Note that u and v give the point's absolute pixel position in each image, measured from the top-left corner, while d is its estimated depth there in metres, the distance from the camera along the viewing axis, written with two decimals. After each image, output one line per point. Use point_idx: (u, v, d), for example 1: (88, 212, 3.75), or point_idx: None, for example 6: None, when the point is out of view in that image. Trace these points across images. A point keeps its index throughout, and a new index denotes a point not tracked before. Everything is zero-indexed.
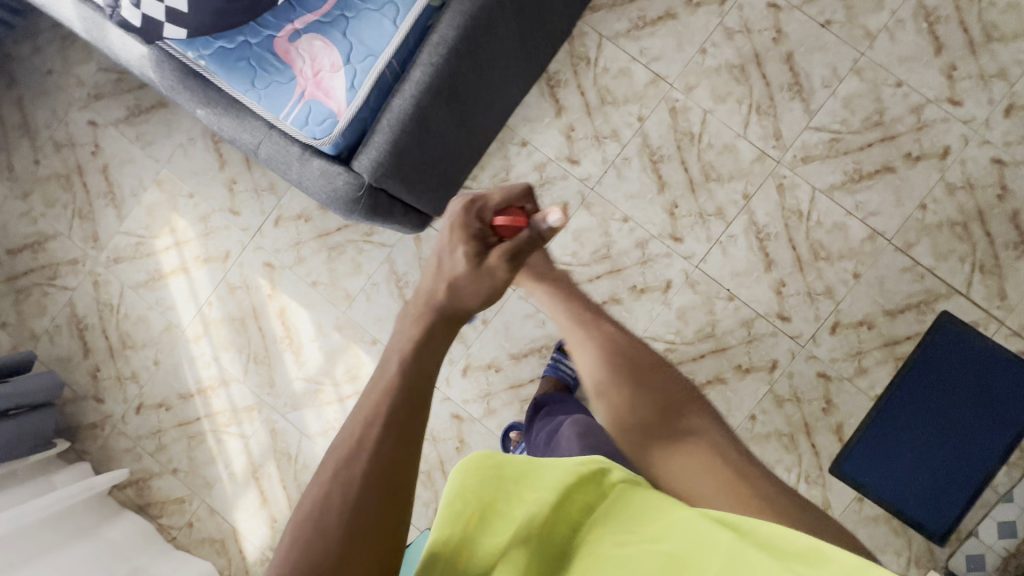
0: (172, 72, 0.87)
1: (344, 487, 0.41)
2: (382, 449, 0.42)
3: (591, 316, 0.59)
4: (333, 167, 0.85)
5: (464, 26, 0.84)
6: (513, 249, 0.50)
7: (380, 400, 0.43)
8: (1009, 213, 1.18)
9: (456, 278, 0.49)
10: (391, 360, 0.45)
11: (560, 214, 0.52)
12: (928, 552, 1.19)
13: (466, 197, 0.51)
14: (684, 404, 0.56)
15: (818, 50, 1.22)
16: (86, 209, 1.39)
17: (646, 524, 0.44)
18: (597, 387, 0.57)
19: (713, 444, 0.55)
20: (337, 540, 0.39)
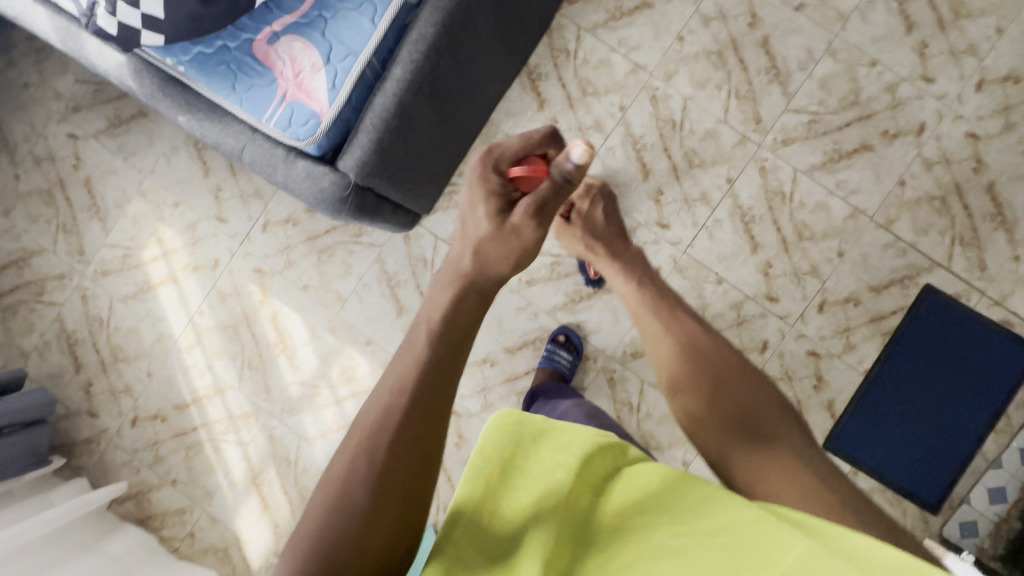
0: (152, 80, 0.86)
1: (368, 454, 0.45)
2: (408, 422, 0.46)
3: (675, 318, 0.66)
4: (319, 168, 0.85)
5: (444, 22, 0.85)
6: (533, 204, 0.54)
7: (407, 374, 0.47)
8: (985, 185, 1.21)
9: (480, 240, 0.54)
10: (420, 334, 0.49)
11: (583, 150, 0.56)
12: (923, 520, 1.22)
13: (482, 151, 0.58)
14: (762, 404, 0.60)
15: (793, 33, 1.24)
16: (70, 223, 1.38)
17: (694, 516, 0.46)
18: (674, 375, 0.63)
19: (791, 446, 0.57)
20: (367, 498, 0.44)
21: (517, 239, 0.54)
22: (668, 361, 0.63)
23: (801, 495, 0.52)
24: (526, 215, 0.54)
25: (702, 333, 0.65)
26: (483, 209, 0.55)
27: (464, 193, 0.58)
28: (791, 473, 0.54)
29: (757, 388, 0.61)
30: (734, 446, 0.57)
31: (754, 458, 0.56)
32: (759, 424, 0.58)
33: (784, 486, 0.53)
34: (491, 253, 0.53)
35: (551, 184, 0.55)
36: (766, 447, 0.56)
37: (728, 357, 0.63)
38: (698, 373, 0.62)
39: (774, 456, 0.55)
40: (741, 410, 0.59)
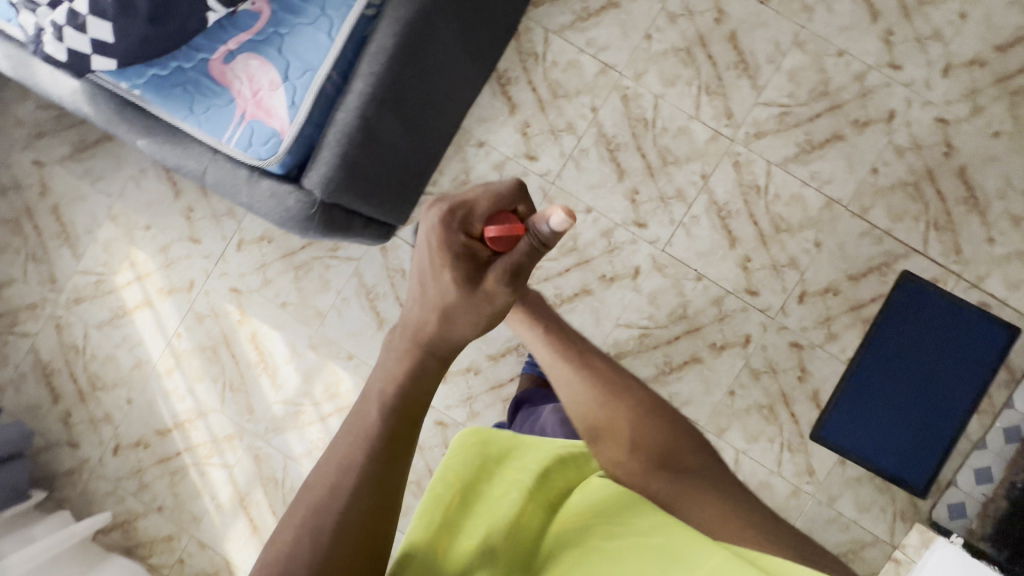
0: (108, 105, 0.85)
1: (312, 533, 0.48)
2: (355, 497, 0.49)
3: (587, 364, 0.71)
4: (284, 187, 0.84)
5: (402, 33, 0.83)
6: (506, 271, 0.51)
7: (355, 451, 0.50)
8: (957, 168, 1.21)
9: (448, 309, 0.52)
10: (373, 407, 0.51)
11: (563, 217, 0.47)
12: (912, 505, 1.23)
13: (449, 213, 0.51)
14: (676, 436, 0.66)
15: (759, 27, 1.24)
16: (40, 251, 1.35)
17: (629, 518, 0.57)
18: (594, 421, 0.66)
19: (706, 473, 0.63)
20: (308, 574, 0.46)
21: (489, 305, 0.52)
22: (588, 412, 0.67)
23: (726, 522, 0.57)
24: (499, 283, 0.51)
25: (616, 377, 0.70)
26: (450, 277, 0.51)
27: (422, 250, 0.53)
28: (715, 500, 0.60)
29: (670, 422, 0.67)
30: (661, 482, 0.62)
31: (681, 493, 0.60)
32: (678, 459, 0.64)
33: (713, 516, 0.58)
34: (460, 322, 0.52)
35: (527, 252, 0.50)
36: (688, 480, 0.62)
37: (641, 396, 0.68)
38: (618, 418, 0.66)
39: (697, 487, 0.61)
40: (658, 447, 0.64)
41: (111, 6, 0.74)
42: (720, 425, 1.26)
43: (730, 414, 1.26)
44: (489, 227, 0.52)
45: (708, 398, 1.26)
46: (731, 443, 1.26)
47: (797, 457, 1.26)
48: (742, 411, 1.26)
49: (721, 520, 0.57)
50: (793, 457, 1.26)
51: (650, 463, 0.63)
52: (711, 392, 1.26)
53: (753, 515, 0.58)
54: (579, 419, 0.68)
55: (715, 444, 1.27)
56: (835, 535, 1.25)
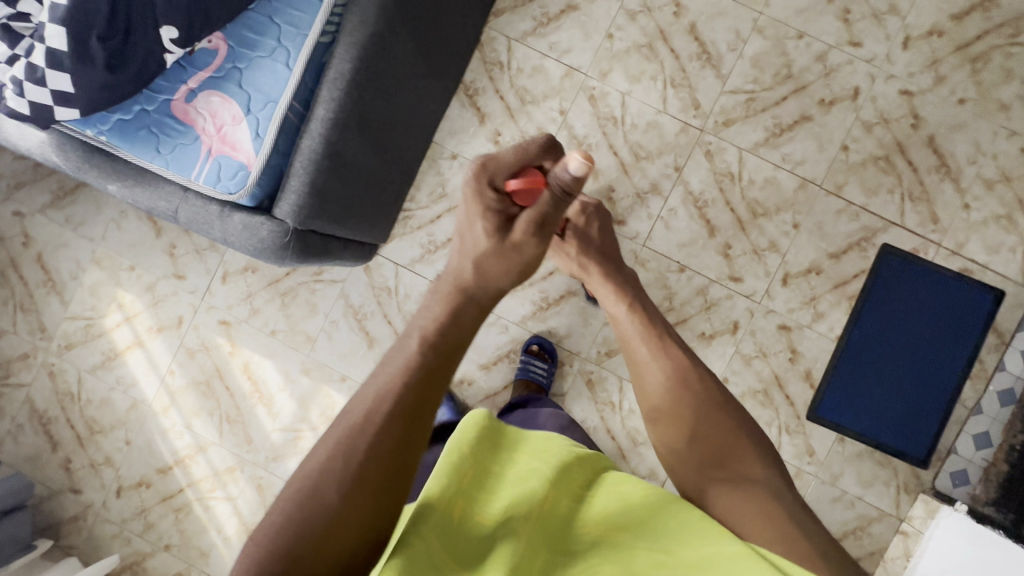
0: (75, 152, 0.86)
1: (345, 455, 0.49)
2: (390, 425, 0.50)
3: (666, 353, 0.76)
4: (255, 219, 0.85)
5: (360, 56, 0.84)
6: (530, 224, 0.55)
7: (396, 379, 0.52)
8: (926, 138, 1.22)
9: (480, 257, 0.57)
10: (415, 338, 0.54)
11: (581, 162, 0.51)
12: (914, 476, 1.24)
13: (477, 168, 0.57)
14: (736, 441, 0.69)
15: (718, 16, 1.25)
16: (27, 301, 1.36)
17: (678, 549, 0.53)
18: (653, 409, 0.73)
19: (762, 480, 0.65)
20: (338, 496, 0.48)
21: (518, 255, 0.57)
22: (651, 395, 0.74)
23: (763, 524, 0.59)
24: (526, 232, 0.56)
25: (688, 368, 0.74)
26: (481, 225, 0.57)
27: (462, 203, 0.59)
28: (756, 505, 0.61)
29: (733, 427, 0.70)
30: (705, 479, 0.66)
31: (724, 490, 0.63)
32: (731, 461, 0.67)
33: (750, 517, 0.59)
34: (492, 271, 0.57)
35: (550, 200, 0.54)
36: (733, 479, 0.64)
37: (708, 393, 0.72)
38: (679, 406, 0.72)
39: (745, 489, 0.63)
40: (715, 448, 0.68)
41: (69, 57, 0.74)
42: None
43: None
44: (512, 180, 0.57)
45: None
46: None
47: (796, 439, 1.26)
48: (736, 398, 1.27)
49: (756, 524, 0.59)
50: (791, 439, 1.26)
51: (698, 458, 0.68)
52: None
53: (799, 530, 0.59)
54: (644, 401, 0.75)
55: None
56: (841, 513, 1.25)
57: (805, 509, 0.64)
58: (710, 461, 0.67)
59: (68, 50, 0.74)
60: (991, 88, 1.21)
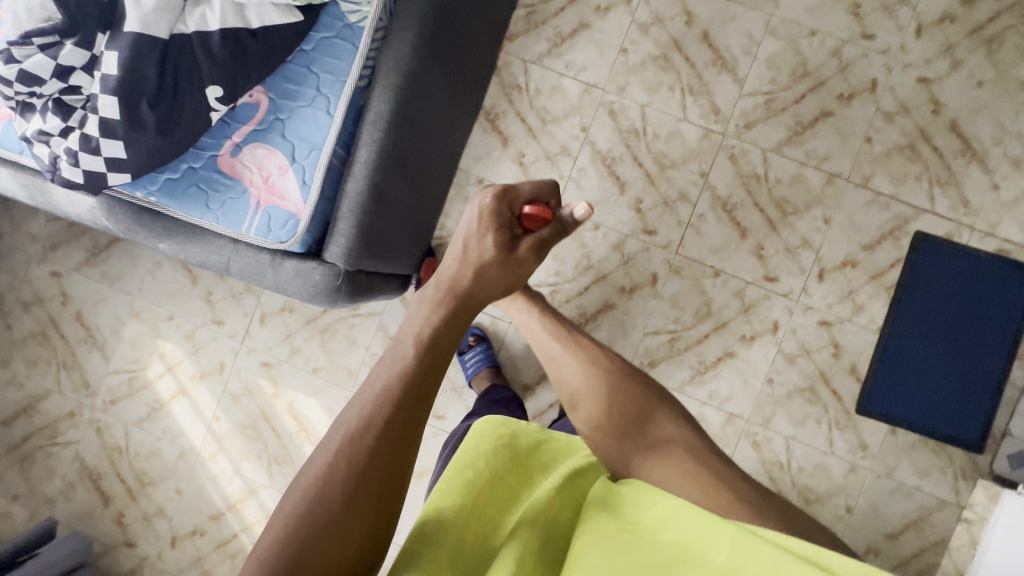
0: (126, 215, 0.89)
1: (347, 463, 0.50)
2: (388, 430, 0.52)
3: (578, 345, 0.81)
4: (307, 265, 0.88)
5: (396, 97, 0.87)
6: (536, 243, 0.65)
7: (393, 384, 0.53)
8: (948, 123, 1.23)
9: (485, 265, 0.62)
10: (408, 343, 0.56)
11: (584, 209, 0.73)
12: (971, 462, 1.23)
13: (501, 191, 0.65)
14: (650, 406, 0.74)
15: (730, 22, 1.26)
16: (70, 359, 1.37)
17: (642, 517, 0.59)
18: (573, 395, 0.77)
19: (680, 441, 0.72)
20: (338, 509, 0.49)
21: (519, 269, 0.65)
22: (570, 382, 0.78)
23: (690, 484, 0.66)
24: (530, 252, 0.65)
25: (599, 352, 0.80)
26: (492, 239, 0.63)
27: (474, 215, 0.65)
28: (680, 467, 0.68)
29: (645, 396, 0.75)
30: (630, 449, 0.71)
31: (652, 460, 0.69)
32: (650, 429, 0.72)
33: (674, 478, 0.67)
34: (493, 278, 0.63)
35: (554, 231, 0.68)
36: (656, 448, 0.70)
37: (623, 372, 0.77)
38: (596, 389, 0.76)
39: (668, 454, 0.70)
40: (633, 422, 0.73)
41: (121, 125, 0.78)
42: (765, 414, 1.26)
43: (773, 403, 1.26)
44: (526, 209, 0.67)
45: (748, 390, 1.27)
46: (779, 431, 1.26)
47: (848, 433, 1.25)
48: (783, 397, 1.26)
49: (679, 485, 0.66)
50: (843, 434, 1.25)
51: (617, 430, 0.72)
52: (750, 383, 1.26)
53: (720, 482, 0.67)
54: (560, 388, 0.79)
55: (764, 435, 1.26)
56: (900, 505, 1.23)
57: (718, 455, 0.72)
58: (629, 433, 0.72)
59: (121, 118, 0.77)
60: (1009, 68, 1.22)
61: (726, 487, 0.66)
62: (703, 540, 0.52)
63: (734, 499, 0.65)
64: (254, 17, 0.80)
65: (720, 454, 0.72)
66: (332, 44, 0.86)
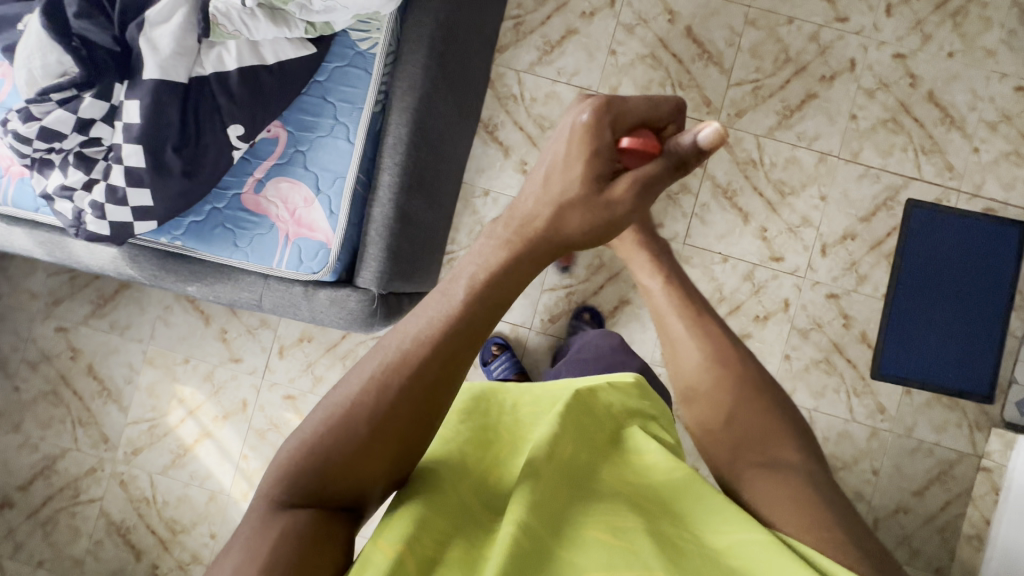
0: (152, 262, 0.89)
1: (378, 388, 0.51)
2: (426, 371, 0.51)
3: (706, 328, 0.68)
4: (341, 292, 0.89)
5: (413, 119, 0.89)
6: (632, 181, 0.51)
7: (434, 328, 0.52)
8: (926, 94, 1.29)
9: (562, 205, 0.52)
10: (459, 287, 0.53)
11: (710, 131, 0.52)
12: (983, 413, 1.28)
13: (596, 107, 0.50)
14: (782, 432, 0.63)
15: (710, 17, 1.31)
16: (85, 414, 1.34)
17: (705, 532, 0.53)
18: (690, 397, 0.67)
19: (802, 469, 0.61)
20: (365, 431, 0.50)
21: (610, 215, 0.52)
22: (689, 373, 0.67)
23: (802, 513, 0.56)
24: (627, 196, 0.52)
25: (726, 347, 0.67)
26: (578, 171, 0.51)
27: (563, 135, 0.51)
28: (800, 500, 0.57)
29: (778, 419, 0.64)
30: (742, 465, 0.62)
31: (770, 485, 0.59)
32: (776, 452, 0.62)
33: (786, 508, 0.57)
34: (569, 218, 0.52)
35: (662, 167, 0.52)
36: (771, 470, 0.60)
37: (751, 379, 0.66)
38: (719, 391, 0.65)
39: (788, 482, 0.59)
40: (750, 438, 0.63)
41: (148, 172, 0.77)
42: (786, 390, 1.30)
43: (792, 377, 1.30)
44: (629, 135, 0.52)
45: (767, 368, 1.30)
46: (801, 405, 1.30)
47: (866, 399, 1.30)
48: (801, 371, 1.30)
49: (790, 516, 0.56)
50: (861, 401, 1.30)
51: (732, 443, 0.63)
52: (769, 362, 1.30)
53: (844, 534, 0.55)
54: (677, 379, 0.68)
55: None
56: (923, 462, 1.29)
57: (850, 508, 0.60)
58: (750, 446, 0.63)
59: (146, 165, 0.77)
60: (975, 37, 1.28)
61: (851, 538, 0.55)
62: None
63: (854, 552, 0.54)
64: (270, 53, 0.81)
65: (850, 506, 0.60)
66: (344, 72, 0.87)
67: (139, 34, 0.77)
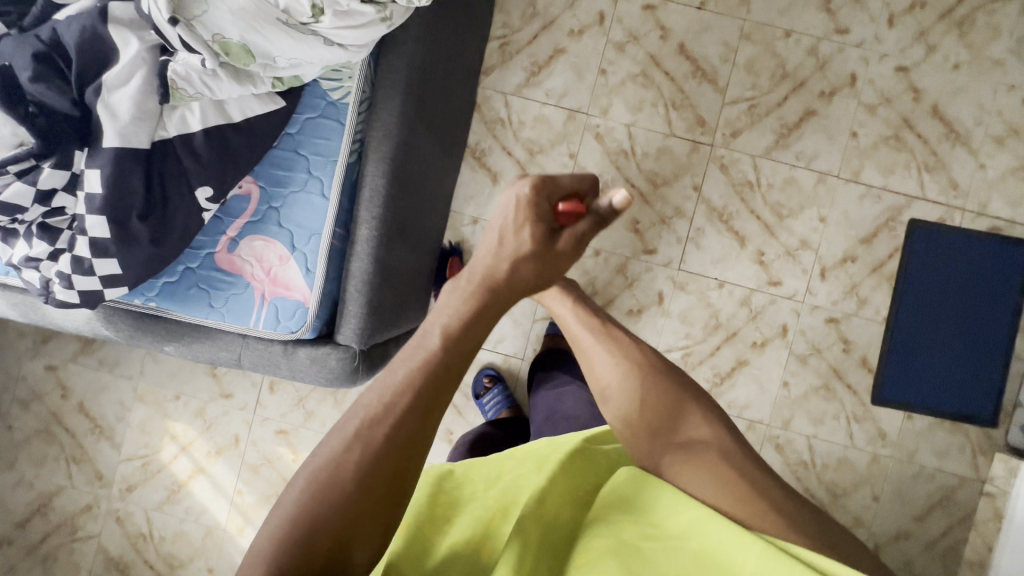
0: (126, 323, 0.86)
1: (362, 443, 0.52)
2: (407, 418, 0.53)
3: (610, 336, 0.81)
4: (321, 350, 0.86)
5: (390, 169, 0.85)
6: (573, 240, 0.59)
7: (415, 377, 0.54)
8: (930, 108, 1.24)
9: (518, 262, 0.58)
10: (436, 335, 0.55)
11: (621, 196, 0.61)
12: (986, 437, 1.26)
13: (537, 182, 0.58)
14: (686, 408, 0.75)
15: (704, 32, 1.25)
16: (78, 452, 1.33)
17: (662, 520, 0.63)
18: (604, 391, 0.77)
19: (710, 441, 0.72)
20: (354, 487, 0.51)
21: (554, 265, 0.60)
22: (601, 375, 0.78)
23: (718, 484, 0.67)
24: (568, 251, 0.60)
25: (632, 348, 0.79)
26: (528, 234, 0.58)
27: (507, 205, 0.58)
28: (713, 472, 0.69)
29: (681, 398, 0.75)
30: (660, 448, 0.71)
31: (685, 462, 0.70)
32: (686, 430, 0.73)
33: (704, 480, 0.68)
34: (523, 272, 0.59)
35: (597, 225, 0.60)
36: (689, 451, 0.71)
37: (650, 364, 0.77)
38: (627, 383, 0.76)
39: (700, 457, 0.70)
40: (662, 420, 0.73)
41: (114, 243, 0.75)
42: (784, 417, 1.28)
43: (791, 404, 1.28)
44: (564, 202, 0.60)
45: (765, 395, 1.28)
46: (800, 431, 1.28)
47: (867, 425, 1.27)
48: (800, 397, 1.28)
49: (708, 484, 0.67)
50: (862, 426, 1.27)
51: (648, 428, 0.73)
52: (767, 389, 1.28)
53: (754, 491, 0.67)
54: (593, 381, 0.80)
55: (785, 437, 1.28)
56: (925, 487, 1.26)
57: (756, 465, 0.71)
58: (664, 433, 0.73)
59: (111, 235, 0.74)
60: (982, 47, 1.23)
61: (758, 498, 0.66)
62: (731, 550, 0.58)
63: (759, 502, 0.66)
64: (236, 110, 0.77)
65: (757, 465, 0.71)
66: (316, 124, 0.83)
67: (97, 98, 0.73)
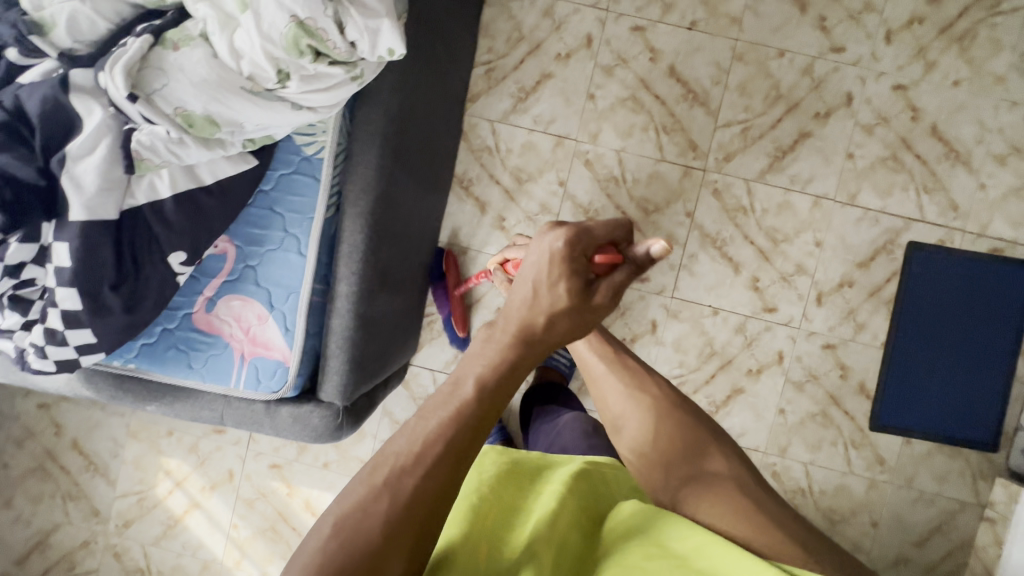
0: (106, 384, 0.85)
1: (390, 494, 0.48)
2: (438, 467, 0.49)
3: (621, 362, 0.79)
4: (303, 409, 0.85)
5: (369, 223, 0.82)
6: (614, 289, 0.54)
7: (447, 425, 0.50)
8: (929, 127, 1.20)
9: (556, 315, 0.52)
10: (469, 383, 0.52)
11: (660, 245, 0.58)
12: (987, 460, 1.24)
13: (569, 233, 0.53)
14: (699, 441, 0.71)
15: (694, 53, 1.22)
16: (74, 489, 1.34)
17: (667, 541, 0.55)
18: (615, 420, 0.75)
19: (726, 473, 0.68)
20: (380, 537, 0.47)
21: (592, 318, 0.54)
22: (612, 407, 0.76)
23: (734, 513, 0.62)
24: (607, 302, 0.54)
25: (645, 379, 0.77)
26: (563, 288, 0.52)
27: (537, 255, 0.53)
28: (726, 500, 0.64)
29: (693, 431, 0.72)
30: (675, 481, 0.68)
31: (697, 492, 0.66)
32: (697, 462, 0.69)
33: (717, 509, 0.63)
34: (562, 325, 0.53)
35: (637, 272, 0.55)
36: (701, 479, 0.67)
37: (665, 396, 0.75)
38: (641, 415, 0.74)
39: (715, 489, 0.66)
40: (672, 452, 0.70)
41: (86, 313, 0.74)
42: (781, 444, 1.26)
43: (787, 431, 1.26)
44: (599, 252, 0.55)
45: (761, 423, 1.26)
46: (796, 459, 1.26)
47: (865, 450, 1.26)
48: (797, 425, 1.26)
49: (721, 513, 0.63)
50: (860, 452, 1.26)
51: (658, 461, 0.70)
52: (762, 417, 1.26)
53: (771, 521, 0.62)
54: (604, 411, 0.78)
55: (782, 464, 1.27)
56: (924, 512, 1.25)
57: (774, 499, 0.66)
58: (676, 463, 0.69)
59: (83, 306, 0.73)
60: (983, 63, 1.18)
61: (779, 531, 0.61)
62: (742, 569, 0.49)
63: (782, 536, 0.60)
64: (206, 171, 0.77)
65: (776, 499, 0.66)
66: (292, 181, 0.82)
67: (64, 169, 0.72)
